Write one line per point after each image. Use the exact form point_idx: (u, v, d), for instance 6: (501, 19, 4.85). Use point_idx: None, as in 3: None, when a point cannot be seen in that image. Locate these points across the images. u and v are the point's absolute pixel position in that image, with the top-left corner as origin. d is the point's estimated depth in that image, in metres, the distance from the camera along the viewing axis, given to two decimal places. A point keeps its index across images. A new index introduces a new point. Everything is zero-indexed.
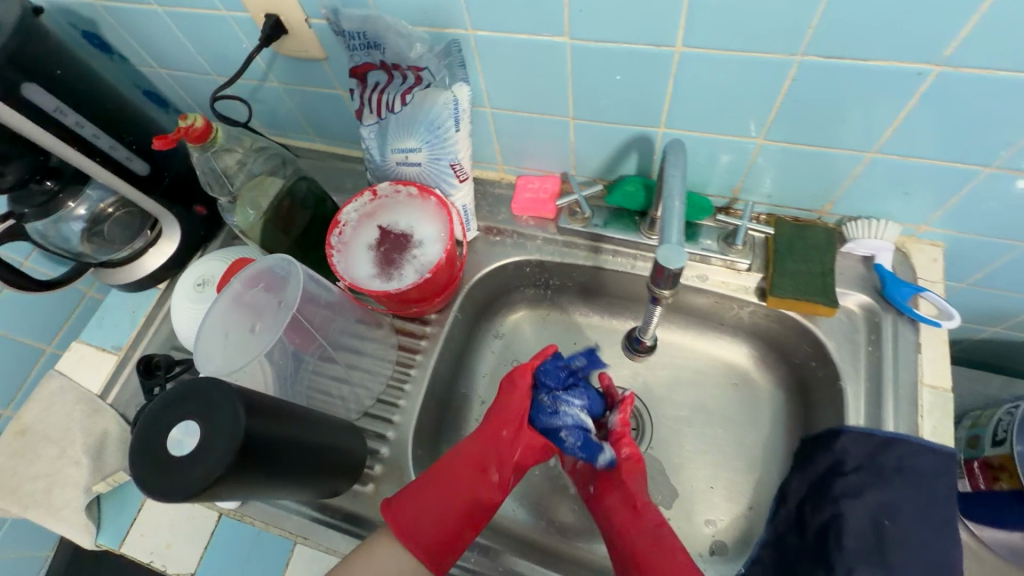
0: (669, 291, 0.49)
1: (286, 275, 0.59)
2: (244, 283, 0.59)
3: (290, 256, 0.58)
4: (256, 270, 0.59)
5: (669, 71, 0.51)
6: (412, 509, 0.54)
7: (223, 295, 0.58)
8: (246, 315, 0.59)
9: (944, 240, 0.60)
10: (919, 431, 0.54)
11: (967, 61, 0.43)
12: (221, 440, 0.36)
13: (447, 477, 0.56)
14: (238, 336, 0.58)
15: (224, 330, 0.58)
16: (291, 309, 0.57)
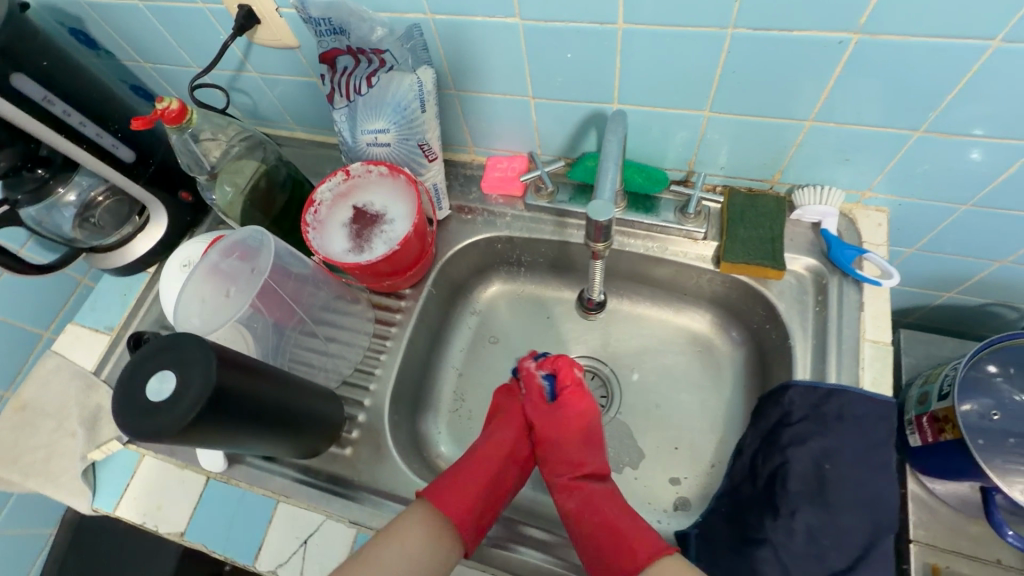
0: (601, 242, 0.53)
1: (259, 245, 0.62)
2: (220, 254, 0.62)
3: (262, 227, 0.61)
4: (232, 240, 0.62)
5: (615, 47, 0.55)
6: (458, 485, 0.59)
7: (199, 264, 0.62)
8: (221, 282, 0.62)
9: (888, 205, 0.64)
10: (860, 383, 0.57)
11: (881, 29, 0.46)
12: (195, 386, 0.40)
13: (487, 459, 0.63)
14: (214, 301, 0.61)
15: (201, 297, 0.61)
16: (263, 275, 0.61)
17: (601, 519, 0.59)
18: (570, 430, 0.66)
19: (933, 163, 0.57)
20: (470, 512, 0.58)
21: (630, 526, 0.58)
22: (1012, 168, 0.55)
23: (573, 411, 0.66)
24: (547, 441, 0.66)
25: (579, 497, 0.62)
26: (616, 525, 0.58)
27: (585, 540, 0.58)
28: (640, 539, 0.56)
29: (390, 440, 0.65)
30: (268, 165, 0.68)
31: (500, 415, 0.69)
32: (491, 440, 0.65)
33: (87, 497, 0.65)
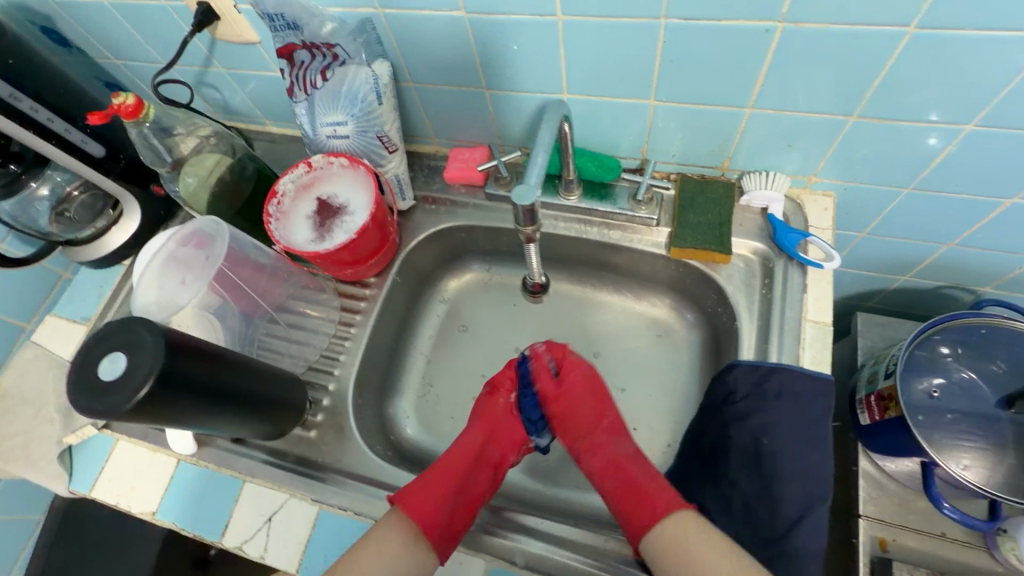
0: (528, 227, 0.53)
1: (214, 234, 0.64)
2: (176, 242, 0.64)
3: (219, 217, 0.63)
4: (188, 229, 0.64)
5: (557, 38, 0.56)
6: (426, 488, 0.57)
7: (156, 253, 0.64)
8: (179, 269, 0.64)
9: (834, 190, 0.66)
10: (800, 361, 0.59)
11: (803, 17, 0.48)
12: (142, 366, 0.42)
13: (450, 462, 0.61)
14: (170, 288, 0.63)
15: (158, 285, 0.63)
16: (218, 264, 0.62)
17: (625, 476, 0.59)
18: (585, 399, 0.67)
19: (871, 148, 0.59)
20: (438, 516, 0.55)
21: (649, 479, 0.57)
22: (945, 151, 0.57)
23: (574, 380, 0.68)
24: (566, 412, 0.67)
25: (603, 454, 0.62)
26: (641, 479, 0.57)
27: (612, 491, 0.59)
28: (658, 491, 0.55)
29: (353, 422, 0.67)
30: (236, 160, 0.71)
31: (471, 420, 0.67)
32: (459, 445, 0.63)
33: (64, 480, 0.67)
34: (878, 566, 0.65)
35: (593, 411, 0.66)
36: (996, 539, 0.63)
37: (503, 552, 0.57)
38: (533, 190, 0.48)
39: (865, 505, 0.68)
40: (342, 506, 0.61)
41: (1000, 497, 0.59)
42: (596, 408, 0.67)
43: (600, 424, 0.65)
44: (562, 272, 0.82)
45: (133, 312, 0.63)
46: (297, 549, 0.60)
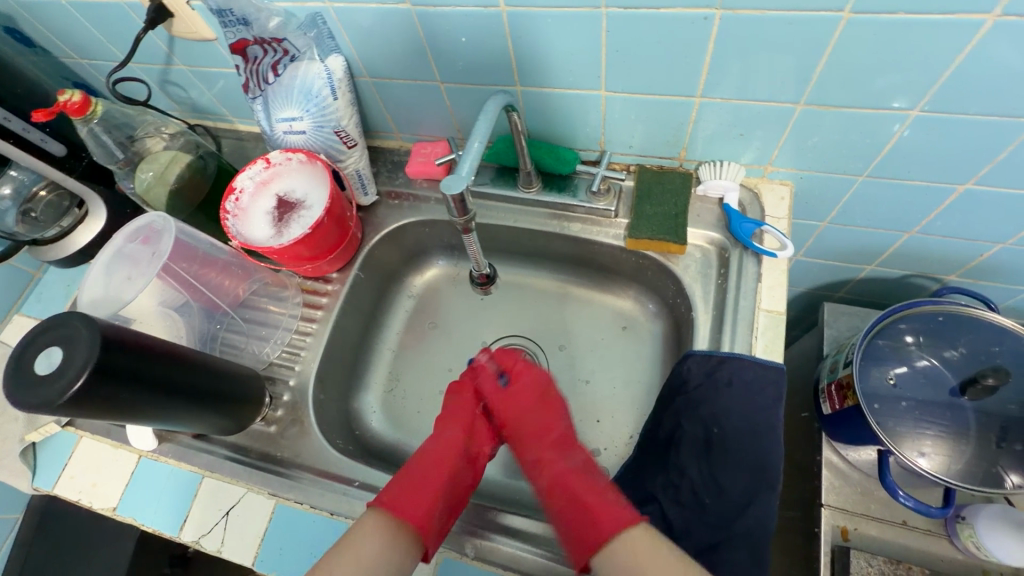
0: (461, 218, 0.53)
1: (162, 229, 0.64)
2: (125, 237, 0.64)
3: (166, 213, 0.63)
4: (137, 224, 0.64)
5: (503, 29, 0.56)
6: (417, 489, 0.54)
7: (104, 249, 0.64)
8: (125, 265, 0.63)
9: (791, 179, 0.66)
10: (753, 351, 0.59)
11: (739, 4, 0.48)
12: (78, 359, 0.43)
13: (437, 463, 0.58)
14: (116, 283, 0.63)
15: (104, 281, 0.63)
16: (162, 258, 0.61)
17: (572, 493, 0.55)
18: (524, 400, 0.63)
19: (822, 135, 0.59)
20: (430, 518, 0.53)
21: (592, 497, 0.53)
22: (895, 136, 0.56)
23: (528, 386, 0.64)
24: (511, 421, 0.63)
25: (548, 473, 0.58)
26: (580, 500, 0.54)
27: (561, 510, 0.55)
28: (600, 510, 0.52)
29: (313, 417, 0.68)
30: (197, 158, 0.72)
31: (445, 415, 0.64)
32: (443, 442, 0.60)
33: (27, 477, 0.68)
34: (838, 555, 0.64)
35: (541, 424, 0.62)
36: (956, 526, 0.63)
37: (455, 542, 0.57)
38: (463, 181, 0.49)
39: (827, 494, 0.68)
40: (298, 500, 0.61)
41: (953, 484, 0.58)
42: (542, 417, 0.63)
43: (543, 432, 0.61)
44: (528, 265, 0.83)
45: (79, 308, 0.62)
46: (253, 542, 0.60)
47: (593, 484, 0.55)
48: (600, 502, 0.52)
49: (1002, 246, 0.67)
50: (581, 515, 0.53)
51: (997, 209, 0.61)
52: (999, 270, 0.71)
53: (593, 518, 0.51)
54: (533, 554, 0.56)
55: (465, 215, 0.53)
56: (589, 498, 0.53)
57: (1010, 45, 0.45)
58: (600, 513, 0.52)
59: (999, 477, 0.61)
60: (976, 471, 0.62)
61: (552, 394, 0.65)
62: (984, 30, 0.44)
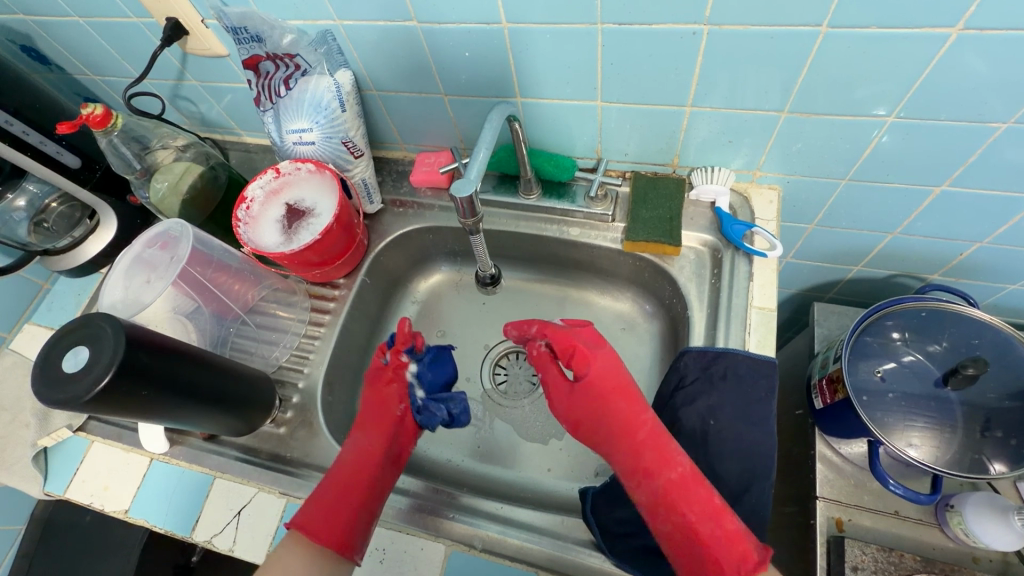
0: (472, 219, 0.55)
1: (181, 236, 0.66)
2: (143, 244, 0.66)
3: (184, 219, 0.65)
4: (154, 232, 0.66)
5: (505, 44, 0.60)
6: (325, 508, 0.58)
7: (122, 256, 0.66)
8: (144, 269, 0.66)
9: (778, 184, 0.69)
10: (746, 345, 0.62)
11: (724, 20, 0.51)
12: (104, 359, 0.46)
13: (349, 473, 0.60)
14: (134, 287, 0.64)
15: (124, 283, 0.65)
16: (182, 263, 0.63)
17: (694, 505, 0.52)
18: (604, 387, 0.62)
19: (805, 141, 0.62)
20: (335, 526, 0.57)
21: (703, 524, 0.51)
22: (875, 141, 0.60)
23: (610, 361, 0.63)
24: (603, 391, 0.62)
25: (667, 474, 0.54)
26: (694, 528, 0.51)
27: (679, 520, 0.52)
28: (716, 541, 0.50)
29: (322, 418, 0.69)
30: (208, 169, 0.74)
31: (364, 424, 0.66)
32: (356, 450, 0.62)
33: (39, 482, 0.69)
34: (834, 544, 0.66)
35: (625, 426, 0.59)
36: (945, 514, 0.66)
37: (462, 536, 0.59)
38: (472, 184, 0.51)
39: (821, 486, 0.70)
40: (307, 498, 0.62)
41: (940, 471, 0.61)
42: (627, 400, 0.60)
43: (628, 434, 0.59)
44: (529, 269, 0.85)
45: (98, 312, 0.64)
46: (265, 539, 0.62)
47: (712, 503, 0.52)
48: (710, 537, 0.50)
49: (980, 245, 0.70)
50: (712, 532, 0.51)
51: (972, 210, 0.65)
52: (978, 269, 0.75)
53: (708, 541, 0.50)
54: (538, 546, 0.58)
55: (474, 219, 0.56)
56: (704, 528, 0.51)
57: (974, 55, 0.48)
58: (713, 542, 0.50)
59: (983, 465, 0.64)
60: (962, 459, 0.65)
61: (628, 385, 0.62)
62: (950, 42, 0.48)
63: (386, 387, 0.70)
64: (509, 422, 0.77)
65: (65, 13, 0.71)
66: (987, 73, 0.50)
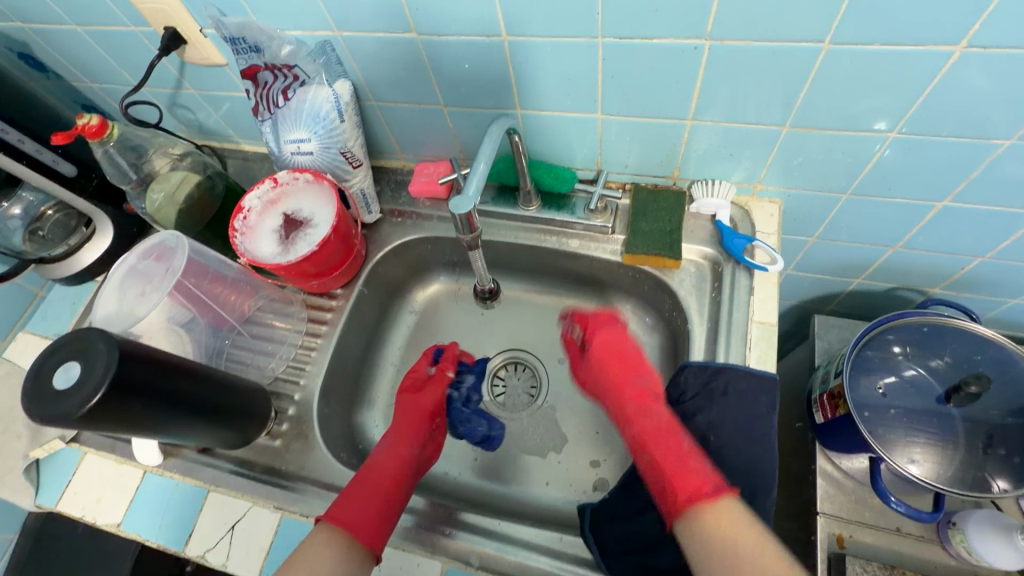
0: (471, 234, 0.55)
1: (177, 247, 0.65)
2: (139, 255, 0.66)
3: (180, 231, 0.65)
4: (151, 243, 0.66)
5: (505, 57, 0.59)
6: (362, 499, 0.59)
7: (118, 267, 0.65)
8: (139, 281, 0.65)
9: (779, 197, 0.69)
10: (746, 361, 0.62)
11: (726, 35, 0.51)
12: (96, 374, 0.45)
13: (384, 468, 0.63)
14: (129, 299, 0.64)
15: (119, 294, 0.64)
16: (177, 275, 0.63)
17: (667, 449, 0.58)
18: (606, 356, 0.71)
19: (806, 155, 0.62)
20: (368, 513, 0.58)
21: (672, 464, 0.56)
22: (877, 155, 0.59)
23: (619, 338, 0.72)
24: (607, 361, 0.70)
25: (648, 424, 0.62)
26: (660, 465, 0.57)
27: (654, 460, 0.58)
28: (685, 474, 0.55)
29: (318, 430, 0.68)
30: (205, 178, 0.73)
31: (398, 426, 0.71)
32: (392, 451, 0.66)
33: (30, 494, 0.68)
34: (835, 562, 0.65)
35: (616, 382, 0.69)
36: (948, 532, 0.65)
37: (459, 552, 0.58)
38: (470, 201, 0.51)
39: (822, 502, 0.70)
40: (302, 512, 0.62)
41: (942, 488, 0.60)
42: (624, 369, 0.69)
43: (620, 392, 0.68)
44: (528, 279, 0.84)
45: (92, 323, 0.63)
46: (258, 555, 0.61)
47: (681, 449, 0.57)
48: (674, 473, 0.56)
49: (982, 260, 0.70)
50: (679, 468, 0.56)
51: (974, 225, 0.65)
52: (980, 283, 0.74)
53: (681, 481, 0.55)
54: (536, 564, 0.57)
55: (473, 235, 0.56)
56: (672, 464, 0.56)
57: (976, 72, 0.48)
58: (684, 483, 0.54)
59: (986, 482, 0.63)
60: (964, 476, 0.64)
61: (630, 357, 0.71)
62: (953, 59, 0.48)
63: (419, 391, 0.76)
64: (507, 435, 0.77)
65: (62, 20, 0.70)
66: (989, 91, 0.49)
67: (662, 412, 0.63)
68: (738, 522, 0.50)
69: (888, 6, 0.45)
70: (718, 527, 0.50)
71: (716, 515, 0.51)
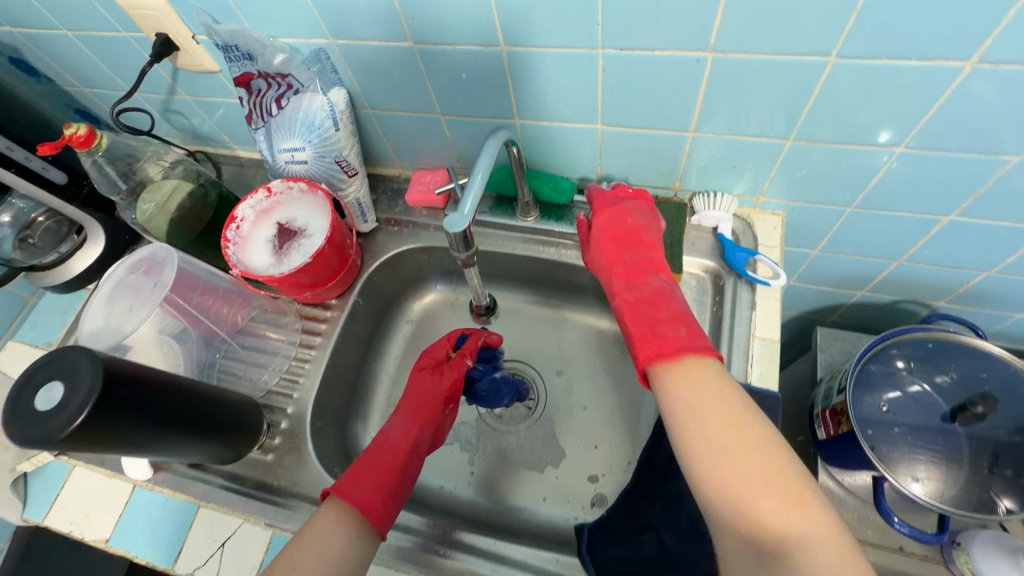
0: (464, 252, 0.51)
1: (164, 261, 0.64)
2: (126, 269, 0.65)
3: (168, 245, 0.64)
4: (138, 257, 0.65)
5: (503, 67, 0.58)
6: (368, 481, 0.57)
7: (105, 281, 0.64)
8: (126, 296, 0.64)
9: (782, 210, 0.68)
10: (748, 378, 0.60)
11: (730, 48, 0.50)
12: (80, 394, 0.44)
13: (389, 452, 0.61)
14: (116, 314, 0.63)
15: (106, 310, 0.64)
16: (163, 291, 0.62)
17: (647, 316, 0.59)
18: (607, 238, 0.65)
19: (810, 168, 0.61)
20: (374, 497, 0.56)
21: (648, 328, 0.58)
22: (883, 168, 0.58)
23: (627, 209, 0.66)
24: (614, 234, 0.65)
25: (632, 296, 0.62)
26: (634, 330, 0.59)
27: (634, 327, 0.59)
28: (663, 337, 0.56)
29: (311, 445, 0.67)
30: (198, 186, 0.72)
31: (405, 405, 0.67)
32: (397, 433, 0.64)
33: (17, 508, 0.67)
34: None
35: (608, 259, 0.66)
36: (952, 552, 0.64)
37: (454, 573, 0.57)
38: (465, 219, 0.48)
39: None
40: (293, 530, 0.60)
41: (946, 510, 0.59)
42: (621, 245, 0.65)
43: (611, 267, 0.66)
44: (526, 289, 0.83)
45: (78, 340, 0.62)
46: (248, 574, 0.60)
47: (659, 317, 0.59)
48: (650, 336, 0.57)
49: (988, 274, 0.69)
50: (655, 333, 0.57)
51: (980, 240, 0.63)
52: (985, 297, 0.73)
53: (669, 340, 0.55)
54: None
55: (468, 253, 0.53)
56: (649, 329, 0.58)
57: (986, 88, 0.47)
58: (671, 340, 0.55)
59: (991, 503, 0.62)
60: (969, 496, 0.63)
61: (640, 231, 0.65)
62: (962, 75, 0.46)
63: (437, 373, 0.69)
64: (503, 448, 0.76)
65: (53, 25, 0.69)
66: (1000, 107, 0.48)
67: (655, 284, 0.63)
68: (709, 378, 0.51)
69: (896, 20, 0.44)
70: (693, 385, 0.51)
71: (695, 373, 0.52)
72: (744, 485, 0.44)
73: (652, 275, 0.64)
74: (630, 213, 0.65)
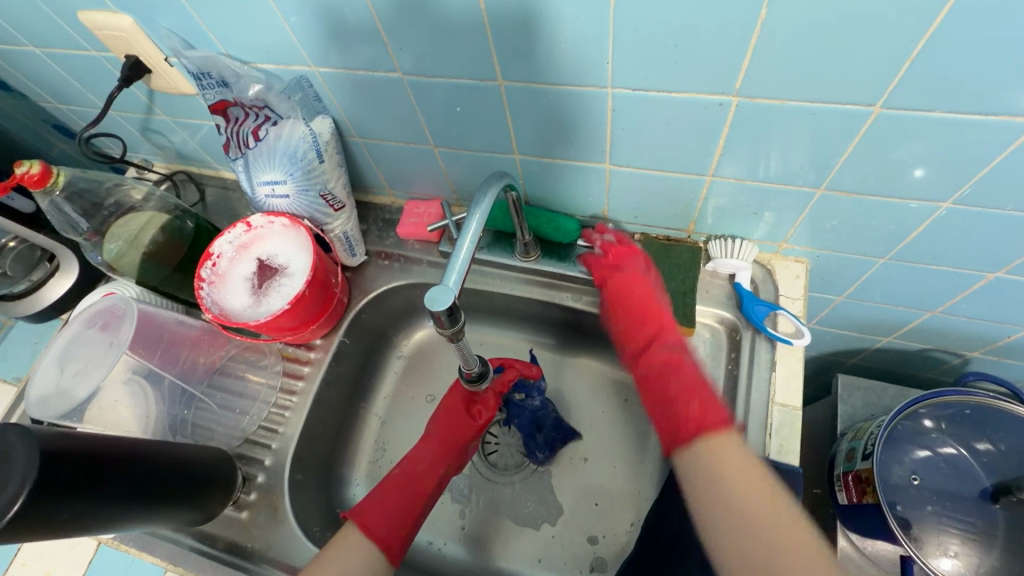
0: (449, 327, 0.43)
1: (121, 314, 0.63)
2: (84, 324, 0.63)
3: (129, 296, 0.63)
4: (98, 310, 0.63)
5: (500, 101, 0.52)
6: (386, 509, 0.56)
7: (62, 337, 0.63)
8: (82, 352, 0.62)
9: (806, 256, 0.62)
10: (766, 451, 0.54)
11: (759, 93, 0.44)
12: (12, 483, 0.39)
13: (408, 485, 0.58)
14: (69, 375, 0.60)
15: (62, 370, 0.61)
16: (120, 347, 0.60)
17: (657, 392, 0.56)
18: (619, 306, 0.62)
19: (842, 219, 0.54)
20: (393, 530, 0.55)
21: (660, 409, 0.55)
22: (925, 223, 0.52)
23: (629, 274, 0.61)
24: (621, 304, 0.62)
25: (645, 366, 0.58)
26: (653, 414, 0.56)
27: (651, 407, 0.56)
28: (679, 419, 0.52)
29: (288, 503, 0.62)
30: (173, 218, 0.67)
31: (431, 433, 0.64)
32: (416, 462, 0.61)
33: None
34: None
35: (622, 325, 0.62)
36: None
37: None
38: (450, 293, 0.41)
39: None
40: None
41: None
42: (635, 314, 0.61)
43: (628, 334, 0.62)
44: (525, 328, 0.78)
45: (26, 405, 0.59)
46: None
47: (670, 391, 0.55)
48: (665, 420, 0.54)
49: None
50: (669, 416, 0.53)
51: None
52: None
53: (685, 417, 0.52)
54: None
55: (454, 333, 0.44)
56: (662, 409, 0.54)
57: None
58: (684, 418, 0.51)
59: None
60: None
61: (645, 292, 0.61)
62: None
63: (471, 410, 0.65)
64: (497, 502, 0.70)
65: (19, 42, 0.64)
66: None
67: (669, 346, 0.58)
68: (731, 453, 0.47)
69: (950, 76, 0.38)
70: (713, 462, 0.47)
71: (710, 447, 0.48)
72: (769, 547, 0.42)
73: (663, 334, 0.59)
74: (633, 277, 0.61)
